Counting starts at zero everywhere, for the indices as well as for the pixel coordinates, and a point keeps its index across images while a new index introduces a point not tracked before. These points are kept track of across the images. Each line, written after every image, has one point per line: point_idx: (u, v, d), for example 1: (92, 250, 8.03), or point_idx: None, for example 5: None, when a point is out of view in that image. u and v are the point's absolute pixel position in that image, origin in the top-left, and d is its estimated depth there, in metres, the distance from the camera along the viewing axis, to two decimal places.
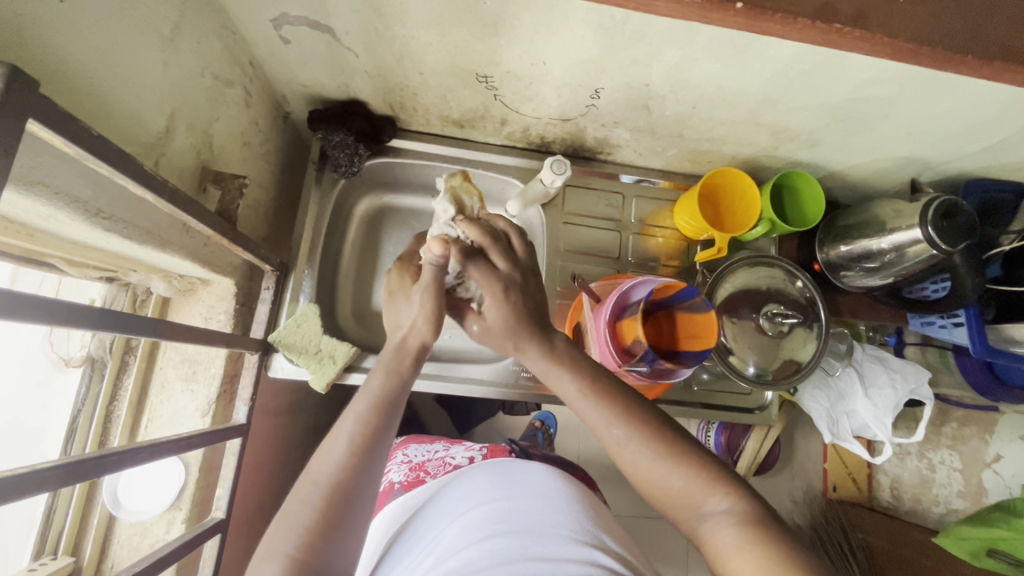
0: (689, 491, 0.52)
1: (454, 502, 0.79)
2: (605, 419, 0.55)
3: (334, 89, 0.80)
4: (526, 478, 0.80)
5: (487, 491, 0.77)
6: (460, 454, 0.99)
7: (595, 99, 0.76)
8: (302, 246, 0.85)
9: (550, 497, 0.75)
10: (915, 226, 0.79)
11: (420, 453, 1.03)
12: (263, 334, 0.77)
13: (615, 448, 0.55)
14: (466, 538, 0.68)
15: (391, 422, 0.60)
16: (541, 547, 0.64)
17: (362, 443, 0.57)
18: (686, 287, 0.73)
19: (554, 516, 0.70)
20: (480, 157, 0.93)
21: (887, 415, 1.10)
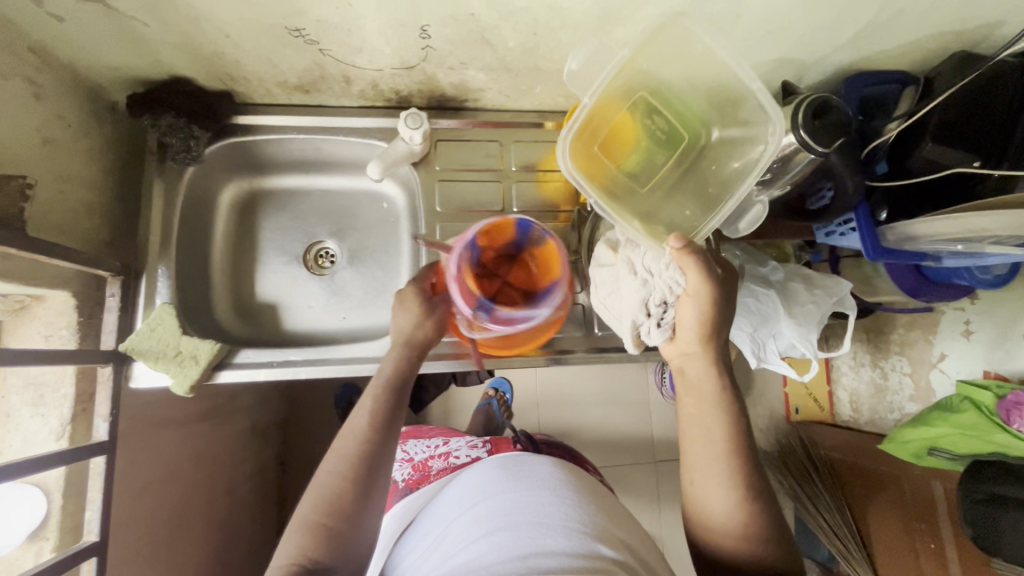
0: (728, 541, 0.60)
1: (462, 488, 0.79)
2: (710, 412, 0.62)
3: (147, 68, 0.73)
4: (535, 465, 0.77)
5: (495, 481, 0.75)
6: (464, 451, 0.95)
7: (427, 39, 0.70)
8: (151, 244, 0.79)
9: (557, 487, 0.73)
10: (788, 131, 0.74)
11: (421, 449, 1.00)
12: (115, 344, 0.73)
13: (702, 457, 0.62)
14: (477, 529, 0.67)
15: (398, 403, 0.67)
16: (553, 537, 0.63)
17: (375, 432, 0.63)
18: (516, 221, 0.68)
19: (562, 508, 0.68)
20: (340, 123, 0.87)
21: (812, 331, 1.09)
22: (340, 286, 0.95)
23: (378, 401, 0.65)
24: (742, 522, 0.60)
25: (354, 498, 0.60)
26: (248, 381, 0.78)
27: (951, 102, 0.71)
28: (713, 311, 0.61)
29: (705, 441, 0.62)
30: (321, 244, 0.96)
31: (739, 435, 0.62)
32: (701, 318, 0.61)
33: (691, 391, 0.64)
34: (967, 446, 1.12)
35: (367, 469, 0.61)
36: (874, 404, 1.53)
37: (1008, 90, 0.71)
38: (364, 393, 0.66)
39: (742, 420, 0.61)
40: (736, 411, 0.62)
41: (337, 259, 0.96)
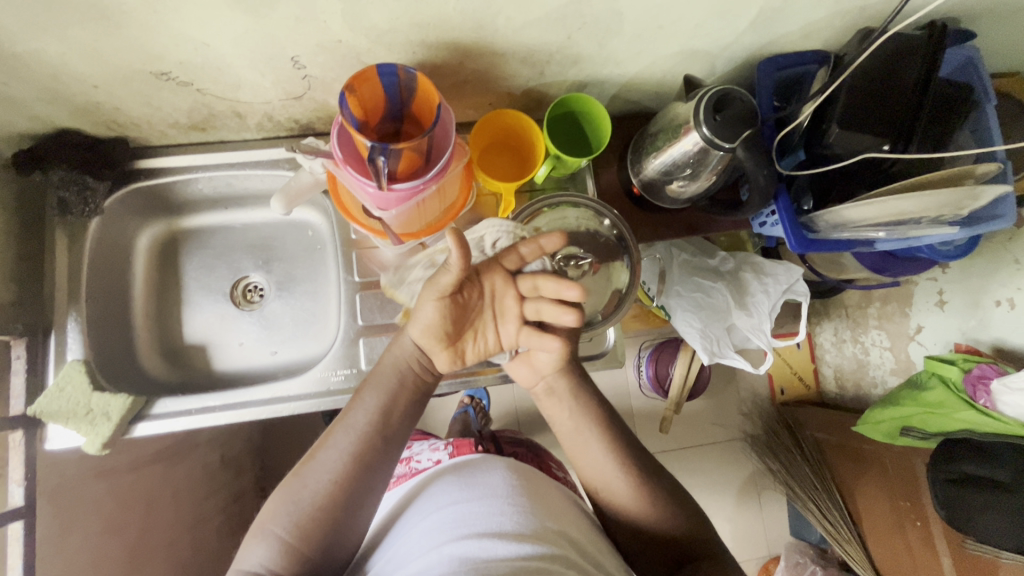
0: (624, 521, 0.71)
1: (425, 498, 0.75)
2: (580, 409, 0.72)
3: (28, 123, 0.71)
4: (493, 471, 0.76)
5: (451, 495, 0.72)
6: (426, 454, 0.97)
7: (304, 68, 0.67)
8: (62, 299, 0.79)
9: (512, 495, 0.71)
10: (693, 127, 0.72)
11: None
12: (26, 407, 0.73)
13: (581, 441, 0.72)
14: (427, 542, 0.65)
15: (377, 461, 0.62)
16: (495, 543, 0.62)
17: (328, 499, 0.59)
18: (379, 68, 0.61)
19: (509, 515, 0.67)
20: (246, 156, 0.85)
21: (764, 322, 1.06)
22: (271, 321, 0.93)
23: (337, 474, 0.60)
24: (630, 495, 0.69)
25: (318, 532, 0.58)
26: (167, 432, 0.78)
27: (854, 84, 0.69)
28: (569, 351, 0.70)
29: (580, 433, 0.72)
30: (247, 279, 0.94)
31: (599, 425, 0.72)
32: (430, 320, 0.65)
33: (554, 406, 0.73)
34: (936, 424, 1.09)
35: (358, 478, 0.61)
36: (858, 378, 1.50)
37: (909, 67, 0.69)
38: (329, 442, 0.63)
39: (601, 412, 0.72)
40: (604, 416, 0.72)
41: (265, 292, 0.94)
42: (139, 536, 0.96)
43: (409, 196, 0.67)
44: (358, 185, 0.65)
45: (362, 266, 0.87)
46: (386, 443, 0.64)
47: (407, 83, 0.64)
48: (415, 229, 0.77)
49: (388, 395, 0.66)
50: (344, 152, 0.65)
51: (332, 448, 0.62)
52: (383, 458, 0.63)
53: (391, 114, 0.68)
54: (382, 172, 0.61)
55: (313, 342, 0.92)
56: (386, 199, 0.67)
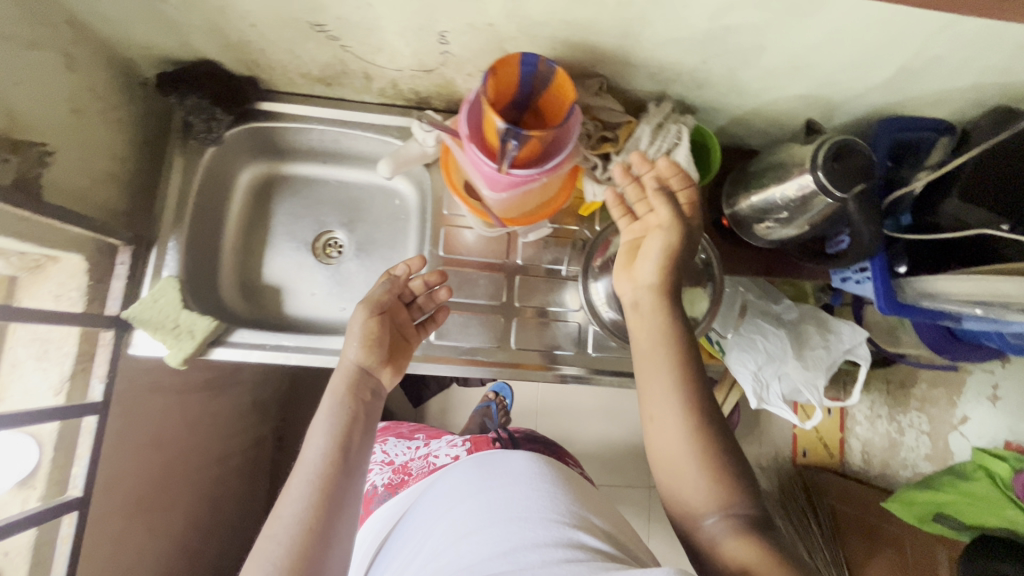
0: (699, 508, 0.59)
1: (445, 491, 0.80)
2: (659, 349, 0.64)
3: (176, 49, 0.75)
4: (510, 460, 0.81)
5: (469, 487, 0.77)
6: (442, 450, 1.02)
7: (446, 44, 0.70)
8: (168, 218, 0.83)
9: (535, 482, 0.75)
10: (808, 171, 0.72)
11: (401, 448, 1.08)
12: (120, 310, 0.77)
13: (654, 392, 0.63)
14: (453, 533, 0.69)
15: (348, 470, 0.63)
16: (523, 521, 0.66)
17: (316, 507, 0.59)
18: (524, 56, 0.64)
19: (539, 501, 0.70)
20: (359, 118, 0.88)
21: (819, 378, 1.05)
22: (344, 277, 0.96)
23: (321, 483, 0.61)
24: (702, 474, 0.59)
25: (319, 535, 0.57)
26: (239, 360, 0.81)
27: (980, 159, 0.68)
28: (677, 246, 0.66)
29: (657, 378, 0.63)
30: (329, 233, 0.98)
31: (683, 382, 0.63)
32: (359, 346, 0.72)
33: (642, 322, 0.67)
34: (974, 515, 1.06)
35: (336, 481, 0.61)
36: (886, 458, 1.45)
37: None
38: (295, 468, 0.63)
39: (689, 354, 0.64)
40: (694, 370, 0.64)
41: (343, 250, 0.97)
42: (178, 456, 0.99)
43: (524, 184, 0.69)
44: (479, 163, 0.67)
45: (447, 244, 0.91)
46: (353, 445, 0.65)
47: (546, 75, 0.66)
48: (516, 215, 0.78)
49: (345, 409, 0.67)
50: (469, 132, 0.68)
51: (303, 466, 0.62)
52: (354, 465, 0.64)
53: (518, 104, 0.70)
54: (509, 154, 0.63)
55: None
56: (501, 182, 0.69)
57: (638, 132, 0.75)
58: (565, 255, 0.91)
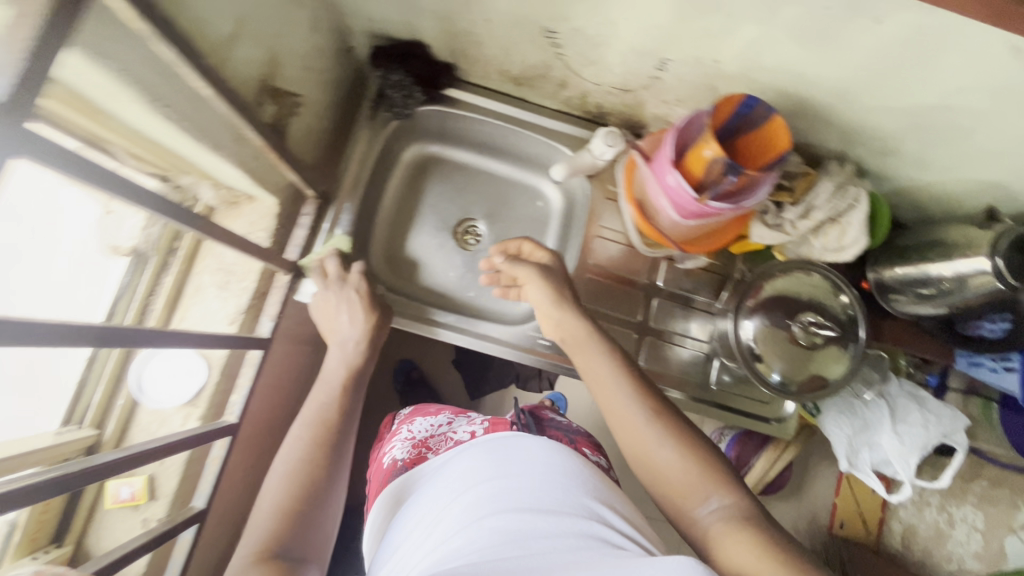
0: (687, 493, 0.57)
1: (454, 472, 0.67)
2: (611, 369, 0.65)
3: (398, 27, 0.80)
4: (524, 444, 0.66)
5: (475, 470, 0.64)
6: (461, 428, 0.82)
7: (661, 71, 0.73)
8: (346, 179, 0.88)
9: (552, 465, 0.63)
10: (981, 256, 0.73)
11: (423, 427, 0.85)
12: (297, 257, 0.82)
13: (616, 408, 0.63)
14: (469, 510, 0.57)
15: (337, 450, 0.67)
16: (552, 523, 0.54)
17: (299, 480, 0.63)
18: (747, 98, 0.67)
19: (552, 488, 0.59)
20: (532, 120, 0.92)
21: (913, 455, 1.04)
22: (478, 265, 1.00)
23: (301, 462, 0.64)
24: (672, 453, 0.59)
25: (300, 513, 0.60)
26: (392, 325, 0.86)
27: None
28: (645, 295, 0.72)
29: (619, 402, 0.63)
30: (471, 221, 1.02)
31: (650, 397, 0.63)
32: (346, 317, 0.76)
33: (576, 352, 0.69)
34: None
35: (322, 459, 0.65)
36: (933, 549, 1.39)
37: None
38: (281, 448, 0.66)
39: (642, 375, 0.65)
40: (640, 378, 0.65)
41: (482, 240, 1.01)
42: None
43: (716, 215, 0.71)
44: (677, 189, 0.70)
45: (590, 254, 0.93)
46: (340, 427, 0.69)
47: (759, 119, 0.69)
48: (690, 245, 0.80)
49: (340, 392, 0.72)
50: (671, 160, 0.71)
51: (288, 447, 0.66)
52: (337, 442, 0.68)
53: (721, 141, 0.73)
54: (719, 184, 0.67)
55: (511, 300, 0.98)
56: (694, 211, 0.72)
57: (818, 187, 0.77)
58: (701, 287, 0.93)
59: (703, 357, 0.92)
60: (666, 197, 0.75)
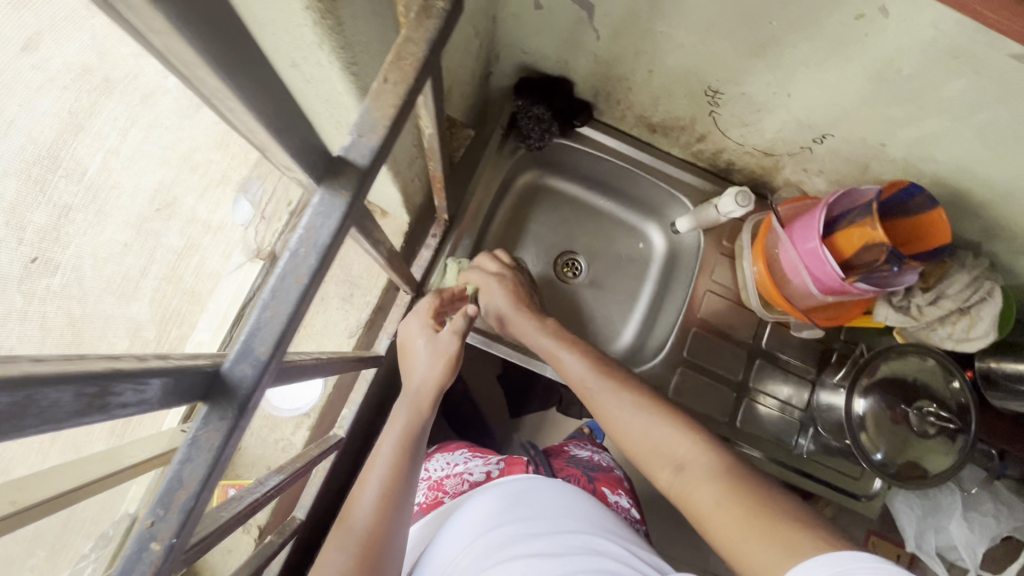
0: (647, 457, 0.59)
1: (470, 514, 0.68)
2: (580, 360, 0.68)
3: (552, 62, 0.80)
4: (540, 492, 0.68)
5: (495, 512, 0.66)
6: (473, 467, 0.78)
7: (816, 143, 0.73)
8: (470, 202, 0.88)
9: (572, 517, 0.64)
10: None
11: (436, 465, 0.82)
12: (421, 278, 0.81)
13: (582, 384, 0.66)
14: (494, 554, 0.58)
15: (416, 459, 0.63)
16: (560, 565, 0.56)
17: (390, 491, 0.59)
18: (912, 184, 0.68)
19: (567, 535, 0.60)
20: (656, 166, 0.92)
21: (982, 544, 1.02)
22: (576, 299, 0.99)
23: (388, 479, 0.60)
24: (630, 423, 0.61)
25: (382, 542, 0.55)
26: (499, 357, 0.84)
27: None
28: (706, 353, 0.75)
29: (585, 383, 0.66)
30: (572, 255, 1.01)
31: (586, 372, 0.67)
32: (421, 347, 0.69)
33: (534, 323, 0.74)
34: None
35: (404, 470, 0.61)
36: None
37: None
38: (371, 459, 0.63)
39: (602, 357, 0.69)
40: (597, 354, 0.69)
41: (580, 275, 1.01)
42: None
43: (857, 294, 0.71)
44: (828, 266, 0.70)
45: (696, 308, 0.92)
46: (421, 445, 0.65)
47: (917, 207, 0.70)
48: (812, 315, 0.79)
49: (415, 409, 0.66)
50: (820, 231, 0.71)
51: (379, 458, 0.62)
52: (420, 459, 0.64)
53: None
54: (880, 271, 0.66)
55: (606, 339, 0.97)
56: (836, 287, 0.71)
57: (952, 277, 0.76)
58: (802, 353, 0.92)
59: (796, 425, 0.91)
60: (804, 266, 0.74)
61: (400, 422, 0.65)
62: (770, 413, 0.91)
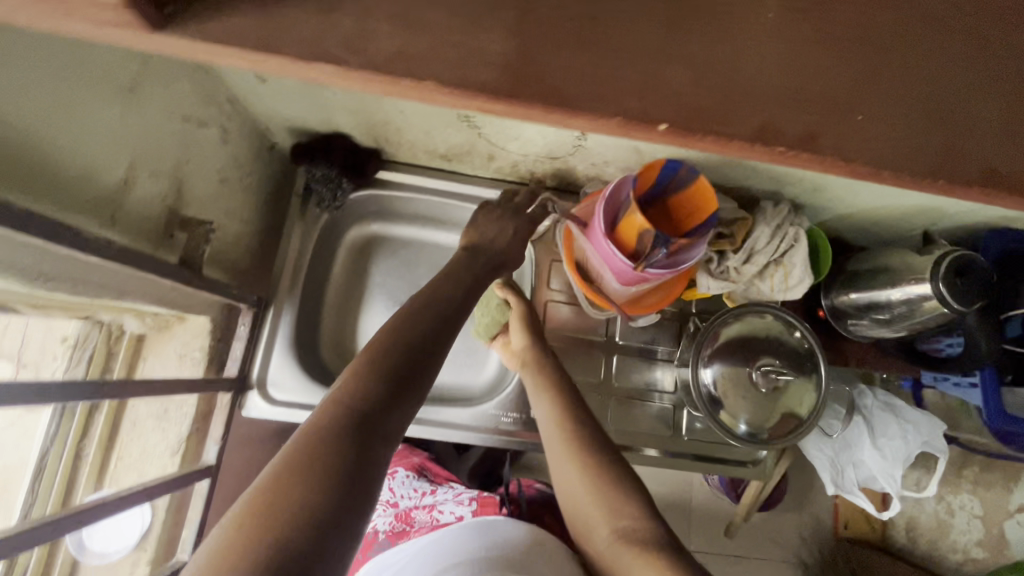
0: (594, 531, 0.64)
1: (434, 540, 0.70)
2: (545, 403, 0.73)
3: (317, 123, 0.78)
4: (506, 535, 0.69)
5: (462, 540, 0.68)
6: (446, 506, 0.85)
7: (582, 140, 0.73)
8: (284, 277, 0.85)
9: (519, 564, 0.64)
10: (926, 280, 0.73)
11: (404, 489, 0.89)
12: (239, 373, 0.77)
13: (545, 429, 0.71)
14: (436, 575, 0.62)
15: (409, 390, 0.53)
16: None
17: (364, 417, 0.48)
18: (669, 162, 0.67)
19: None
20: (467, 190, 0.91)
21: (897, 469, 0.98)
22: None
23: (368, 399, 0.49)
24: (588, 495, 0.65)
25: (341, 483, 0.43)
26: None
27: None
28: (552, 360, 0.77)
29: (548, 426, 0.71)
30: None
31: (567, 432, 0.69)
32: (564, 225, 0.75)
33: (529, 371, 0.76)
34: None
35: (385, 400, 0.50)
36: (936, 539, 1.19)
37: None
38: (345, 371, 0.52)
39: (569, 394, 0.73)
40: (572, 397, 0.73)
41: None
42: None
43: (655, 279, 0.70)
44: (614, 260, 0.68)
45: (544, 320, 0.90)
46: (423, 377, 0.55)
47: (685, 179, 0.68)
48: (636, 305, 0.78)
49: (416, 326, 0.57)
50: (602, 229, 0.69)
51: (357, 371, 0.51)
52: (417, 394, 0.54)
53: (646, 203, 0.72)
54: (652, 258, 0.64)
55: (470, 369, 0.93)
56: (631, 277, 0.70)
57: (756, 233, 0.74)
58: (661, 335, 0.91)
59: (672, 408, 0.90)
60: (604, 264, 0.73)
61: (383, 341, 0.54)
62: (646, 405, 0.89)
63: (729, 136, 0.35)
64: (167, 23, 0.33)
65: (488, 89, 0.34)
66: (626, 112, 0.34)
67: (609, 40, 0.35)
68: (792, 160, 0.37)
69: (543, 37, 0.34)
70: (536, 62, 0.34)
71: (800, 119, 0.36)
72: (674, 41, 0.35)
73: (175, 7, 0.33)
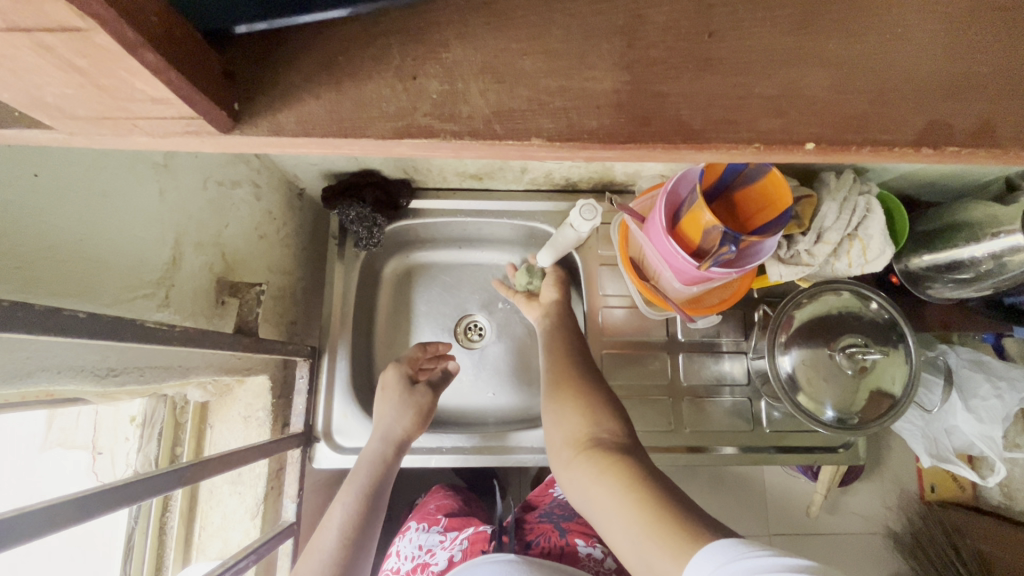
0: (566, 444, 0.63)
1: None
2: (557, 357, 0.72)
3: (345, 163, 0.77)
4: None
5: None
6: (438, 555, 0.78)
7: None
8: (333, 322, 0.83)
9: None
10: (1015, 232, 0.67)
11: (409, 549, 0.81)
12: (304, 427, 0.76)
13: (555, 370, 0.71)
14: None
15: (378, 505, 0.68)
16: None
17: (353, 532, 0.64)
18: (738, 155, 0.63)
19: None
20: (503, 206, 0.88)
21: (997, 429, 0.81)
22: (490, 363, 0.91)
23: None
24: (572, 417, 0.64)
25: None
26: (419, 465, 0.82)
27: None
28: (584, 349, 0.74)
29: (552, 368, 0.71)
30: (470, 317, 0.93)
31: (563, 367, 0.71)
32: (633, 215, 0.70)
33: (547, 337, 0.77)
34: None
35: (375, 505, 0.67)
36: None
37: None
38: (338, 499, 0.67)
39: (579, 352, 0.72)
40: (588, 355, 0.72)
41: (485, 333, 0.92)
42: None
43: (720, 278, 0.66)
44: (677, 258, 0.64)
45: (601, 329, 0.87)
46: (385, 493, 0.70)
47: (755, 172, 0.64)
48: (695, 306, 0.73)
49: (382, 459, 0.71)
50: (664, 223, 0.65)
51: (341, 502, 0.67)
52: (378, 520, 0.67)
53: (711, 195, 0.69)
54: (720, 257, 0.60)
55: (532, 388, 0.90)
56: (694, 276, 0.66)
57: (823, 210, 0.70)
58: (724, 326, 0.87)
59: (747, 400, 0.86)
60: (664, 262, 0.69)
61: (373, 467, 0.70)
62: (720, 401, 0.85)
63: (892, 144, 0.31)
64: (238, 124, 0.30)
65: (603, 135, 0.30)
66: (770, 136, 0.30)
67: (732, 58, 0.30)
68: (965, 157, 0.32)
69: (657, 65, 0.30)
70: (655, 94, 0.30)
71: (975, 109, 0.31)
72: (812, 44, 0.31)
73: (243, 103, 0.30)
